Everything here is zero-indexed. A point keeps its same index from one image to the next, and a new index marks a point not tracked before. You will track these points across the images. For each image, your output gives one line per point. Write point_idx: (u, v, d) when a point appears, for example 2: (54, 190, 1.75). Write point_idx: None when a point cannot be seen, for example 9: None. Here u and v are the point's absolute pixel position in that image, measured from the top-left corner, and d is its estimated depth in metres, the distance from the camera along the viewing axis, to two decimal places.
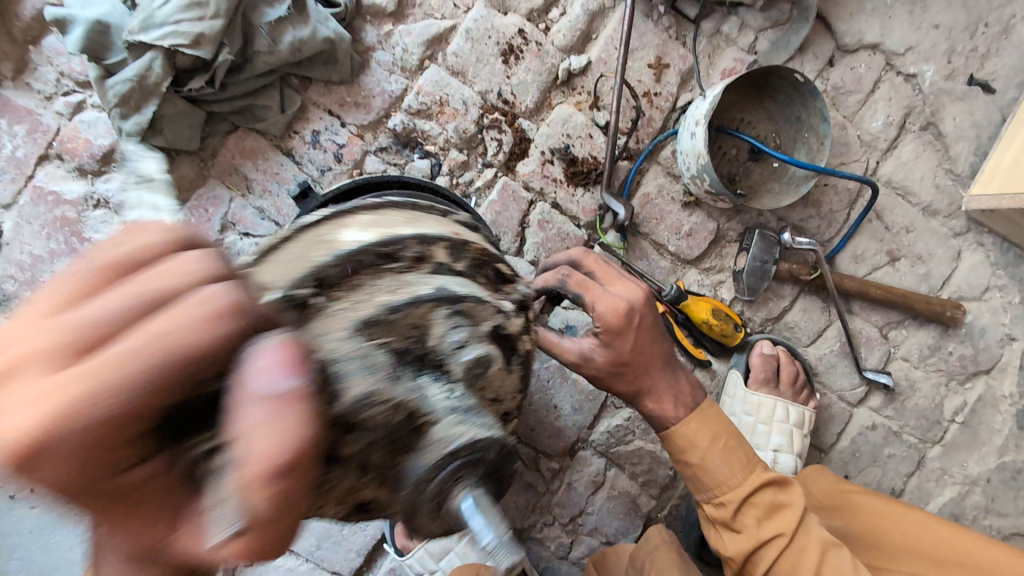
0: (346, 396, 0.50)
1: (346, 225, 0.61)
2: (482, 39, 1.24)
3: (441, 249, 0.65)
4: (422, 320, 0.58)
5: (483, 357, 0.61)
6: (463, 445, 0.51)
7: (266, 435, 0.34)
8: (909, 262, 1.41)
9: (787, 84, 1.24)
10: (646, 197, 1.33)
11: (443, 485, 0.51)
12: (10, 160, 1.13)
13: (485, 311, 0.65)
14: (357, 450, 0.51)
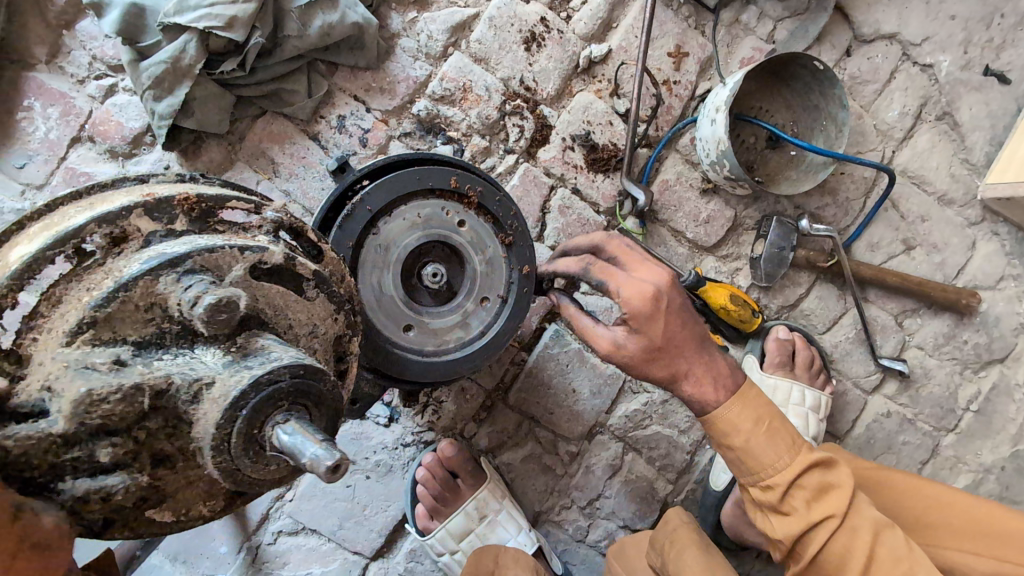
0: (59, 415, 0.49)
1: (20, 244, 0.58)
2: (505, 27, 1.26)
3: (140, 217, 0.58)
4: (151, 298, 0.54)
5: (229, 297, 0.54)
6: (234, 385, 0.51)
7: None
8: (924, 251, 1.42)
9: (805, 71, 1.25)
10: (665, 184, 1.35)
11: (256, 429, 0.52)
12: (44, 143, 1.15)
13: (225, 255, 0.58)
14: (124, 452, 0.51)
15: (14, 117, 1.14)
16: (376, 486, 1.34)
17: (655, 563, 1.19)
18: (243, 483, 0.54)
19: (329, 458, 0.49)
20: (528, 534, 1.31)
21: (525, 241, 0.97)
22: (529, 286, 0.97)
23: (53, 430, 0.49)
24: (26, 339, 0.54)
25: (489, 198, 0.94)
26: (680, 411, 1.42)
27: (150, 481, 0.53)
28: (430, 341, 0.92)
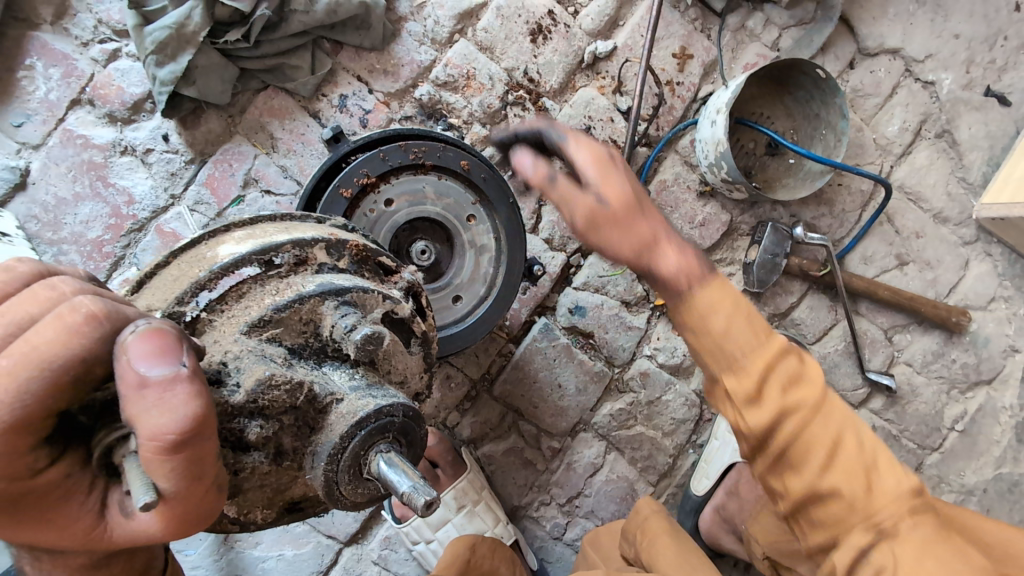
0: (241, 388, 0.54)
1: (222, 241, 0.65)
2: (512, 17, 1.26)
3: (320, 249, 0.66)
4: (313, 314, 0.60)
5: (375, 334, 0.60)
6: (369, 412, 0.55)
7: (152, 414, 0.42)
8: (917, 267, 1.43)
9: (809, 80, 1.25)
10: (663, 184, 1.35)
11: (363, 450, 0.56)
12: (43, 103, 1.15)
13: (374, 298, 0.65)
14: (265, 435, 0.55)
15: (15, 76, 1.14)
16: None
17: (629, 554, 1.18)
18: (332, 498, 0.57)
19: (425, 493, 0.52)
20: (504, 525, 1.30)
21: (437, 149, 0.91)
22: (482, 172, 0.94)
23: (232, 400, 0.53)
24: (205, 315, 0.59)
25: (385, 160, 0.88)
26: (665, 413, 1.41)
27: (269, 469, 0.57)
28: (480, 285, 0.98)
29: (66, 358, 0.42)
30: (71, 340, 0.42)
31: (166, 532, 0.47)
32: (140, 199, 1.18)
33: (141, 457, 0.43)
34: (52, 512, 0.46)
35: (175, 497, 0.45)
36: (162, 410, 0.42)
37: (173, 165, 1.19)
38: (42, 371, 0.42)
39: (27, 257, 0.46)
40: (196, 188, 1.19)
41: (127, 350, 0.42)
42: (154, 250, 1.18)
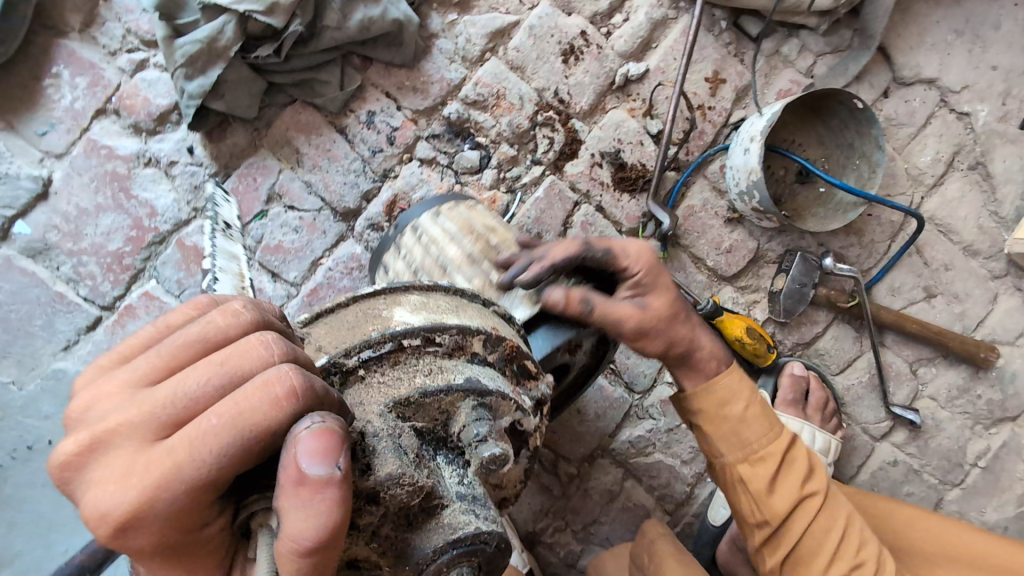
0: (372, 472, 0.53)
1: (399, 302, 0.67)
2: (544, 38, 1.24)
3: (479, 339, 0.65)
4: (450, 406, 0.60)
5: (500, 455, 0.60)
6: (466, 534, 0.54)
7: (299, 518, 0.42)
8: (945, 299, 1.40)
9: (844, 109, 1.24)
10: (690, 210, 1.33)
11: (443, 567, 0.53)
12: (68, 112, 1.13)
13: (508, 405, 0.64)
14: (373, 519, 0.54)
15: (41, 84, 1.13)
16: None
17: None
18: None
19: None
20: (519, 553, 1.25)
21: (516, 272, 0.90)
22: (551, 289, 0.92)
23: (360, 481, 0.52)
24: (364, 369, 0.59)
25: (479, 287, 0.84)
26: (684, 441, 1.39)
27: (360, 551, 0.55)
28: None
29: (263, 429, 0.44)
30: (271, 412, 0.44)
31: None
32: (162, 211, 1.16)
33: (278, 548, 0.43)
34: (187, 559, 0.46)
35: None
36: (308, 514, 0.42)
37: (197, 178, 1.17)
38: (242, 435, 0.44)
39: (246, 310, 0.52)
40: None
41: (301, 442, 0.43)
42: (174, 264, 1.17)
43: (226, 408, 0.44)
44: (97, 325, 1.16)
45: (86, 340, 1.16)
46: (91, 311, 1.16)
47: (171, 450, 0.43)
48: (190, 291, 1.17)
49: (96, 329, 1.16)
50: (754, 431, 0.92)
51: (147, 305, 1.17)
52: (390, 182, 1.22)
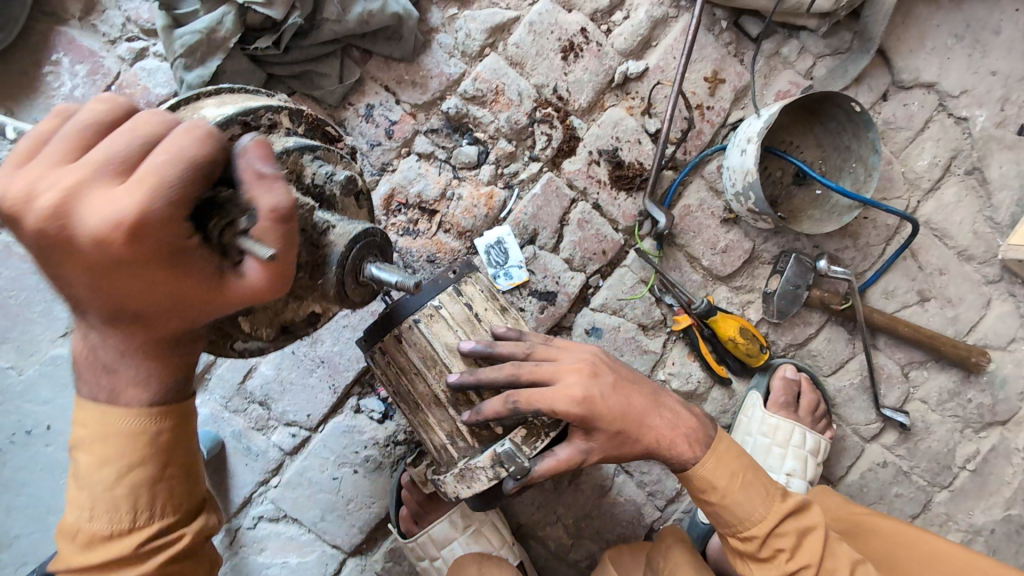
0: None
1: (200, 108, 0.74)
2: (544, 34, 1.24)
3: (286, 115, 0.77)
4: (296, 166, 0.75)
5: (349, 176, 0.79)
6: (359, 232, 0.76)
7: (266, 195, 0.55)
8: (938, 303, 1.41)
9: (841, 112, 1.24)
10: (686, 209, 1.33)
11: (360, 262, 0.78)
12: (67, 99, 1.13)
13: (334, 156, 0.82)
14: None
15: (40, 71, 1.13)
16: (362, 481, 1.29)
17: None
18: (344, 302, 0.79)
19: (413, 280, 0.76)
20: (510, 547, 1.24)
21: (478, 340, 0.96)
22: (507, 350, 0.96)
23: None
24: None
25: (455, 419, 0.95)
26: None
27: None
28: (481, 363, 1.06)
29: (203, 158, 0.55)
30: (201, 145, 0.55)
31: (263, 293, 0.60)
32: None
33: (258, 226, 0.56)
34: (166, 272, 0.58)
35: (276, 263, 0.58)
36: (275, 191, 0.56)
37: None
38: (176, 163, 0.54)
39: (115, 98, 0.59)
40: None
41: (242, 151, 0.57)
42: None
43: (171, 149, 0.54)
44: None
45: None
46: None
47: (139, 179, 0.53)
48: None
49: None
50: (756, 502, 0.95)
51: None
52: (388, 175, 1.22)
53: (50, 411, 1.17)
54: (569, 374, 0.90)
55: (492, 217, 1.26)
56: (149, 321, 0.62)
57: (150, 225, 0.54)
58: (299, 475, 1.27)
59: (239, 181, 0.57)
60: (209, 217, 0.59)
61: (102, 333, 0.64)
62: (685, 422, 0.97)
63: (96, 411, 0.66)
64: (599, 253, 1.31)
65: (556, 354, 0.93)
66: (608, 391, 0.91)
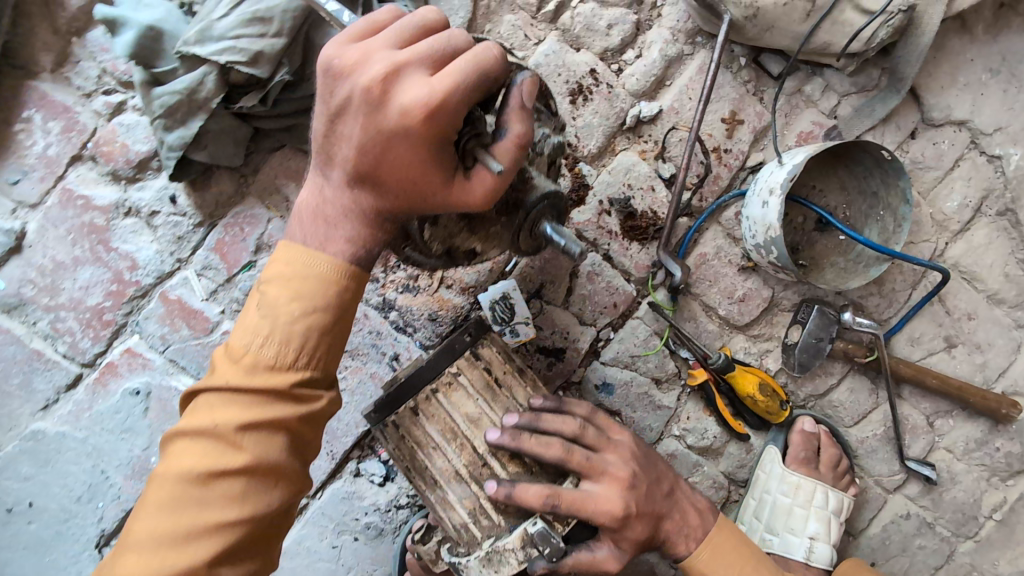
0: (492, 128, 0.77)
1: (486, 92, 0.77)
2: (551, 76, 1.16)
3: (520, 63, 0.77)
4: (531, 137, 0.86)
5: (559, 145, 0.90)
6: (551, 192, 0.87)
7: (520, 125, 0.72)
8: (966, 350, 1.34)
9: (869, 157, 1.16)
10: (702, 257, 1.26)
11: (538, 219, 0.90)
12: (42, 158, 1.07)
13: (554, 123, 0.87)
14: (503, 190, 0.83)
15: (12, 129, 1.06)
16: (364, 549, 1.23)
17: None
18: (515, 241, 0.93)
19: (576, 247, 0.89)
20: None
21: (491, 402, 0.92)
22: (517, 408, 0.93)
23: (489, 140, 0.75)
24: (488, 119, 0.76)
25: (478, 495, 0.88)
26: None
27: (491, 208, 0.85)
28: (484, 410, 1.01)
29: (489, 74, 0.67)
30: (492, 60, 0.68)
31: (482, 198, 0.72)
32: (144, 264, 1.10)
33: (501, 150, 0.72)
34: (423, 164, 0.69)
35: (502, 178, 0.72)
36: (519, 122, 0.72)
37: (180, 229, 1.11)
38: (461, 68, 0.66)
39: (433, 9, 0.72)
40: (205, 253, 1.11)
41: (516, 84, 0.72)
42: (158, 318, 1.11)
43: (470, 55, 0.67)
44: (77, 382, 1.11)
45: (66, 399, 1.11)
46: (71, 369, 1.10)
47: (426, 45, 0.68)
48: (175, 347, 1.11)
49: (76, 387, 1.11)
50: None
51: (130, 363, 1.11)
52: None
53: (32, 487, 1.11)
54: (618, 474, 0.88)
55: (496, 269, 1.20)
56: (382, 185, 0.71)
57: (445, 108, 0.66)
58: (297, 544, 1.21)
59: (504, 105, 0.73)
60: (464, 126, 0.73)
61: (333, 187, 0.74)
62: (699, 519, 0.98)
63: (302, 250, 0.74)
64: (609, 306, 1.24)
65: (606, 445, 0.91)
66: (643, 498, 0.89)
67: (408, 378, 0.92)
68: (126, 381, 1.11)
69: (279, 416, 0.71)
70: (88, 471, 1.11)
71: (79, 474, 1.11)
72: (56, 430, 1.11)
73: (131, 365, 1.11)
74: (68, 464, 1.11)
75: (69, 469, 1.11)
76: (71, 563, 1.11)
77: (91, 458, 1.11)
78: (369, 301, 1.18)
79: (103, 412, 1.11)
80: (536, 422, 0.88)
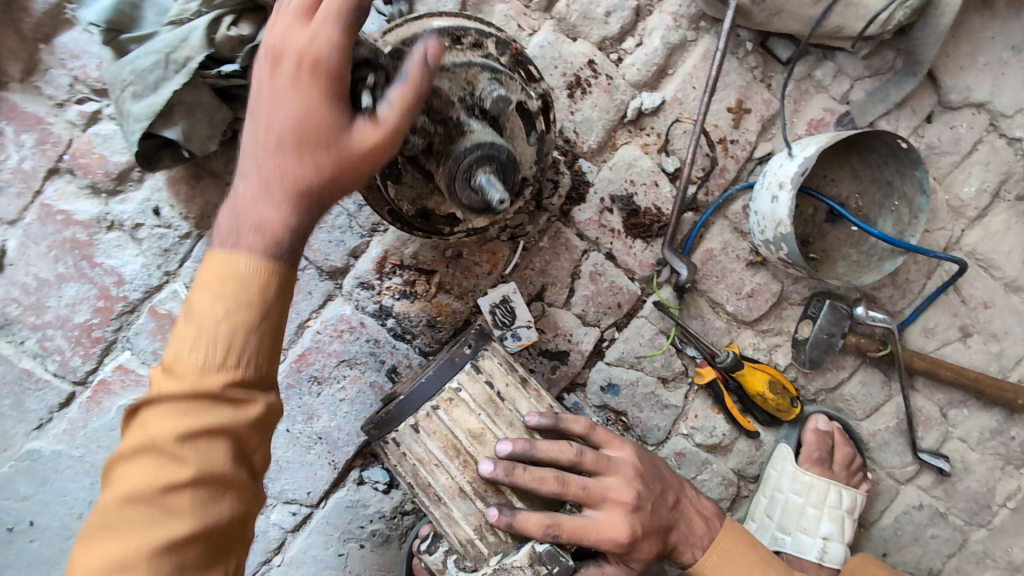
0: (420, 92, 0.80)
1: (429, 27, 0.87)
2: (548, 69, 1.10)
3: (492, 42, 0.92)
4: (472, 82, 0.86)
5: (502, 98, 0.89)
6: (483, 143, 0.83)
7: (405, 86, 0.63)
8: (981, 339, 1.30)
9: (884, 145, 1.11)
10: (709, 253, 1.21)
11: (472, 167, 0.83)
12: (17, 173, 1.02)
13: (513, 85, 0.91)
14: (425, 129, 0.82)
15: None
16: (370, 556, 1.21)
17: None
18: (451, 195, 0.86)
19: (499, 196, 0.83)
20: None
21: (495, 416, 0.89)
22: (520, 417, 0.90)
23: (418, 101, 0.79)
24: None
25: (484, 511, 0.86)
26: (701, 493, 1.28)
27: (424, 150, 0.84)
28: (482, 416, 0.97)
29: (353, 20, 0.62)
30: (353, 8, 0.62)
31: (372, 149, 0.65)
32: (131, 278, 1.06)
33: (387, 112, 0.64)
34: (306, 131, 0.64)
35: (391, 132, 0.65)
36: (412, 82, 0.63)
37: (166, 241, 1.06)
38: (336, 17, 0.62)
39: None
40: (193, 265, 1.07)
41: (421, 44, 0.62)
42: (149, 333, 1.08)
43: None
44: (70, 401, 1.09)
45: (60, 418, 1.08)
46: (62, 388, 1.08)
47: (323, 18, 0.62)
48: None
49: (69, 405, 1.08)
50: None
51: (122, 379, 1.09)
52: (379, 236, 1.13)
53: (31, 506, 1.09)
54: (620, 498, 0.86)
55: (496, 274, 1.16)
56: (290, 147, 0.64)
57: (326, 62, 0.63)
58: (303, 553, 1.20)
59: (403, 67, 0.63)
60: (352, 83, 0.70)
61: (244, 191, 0.65)
62: (704, 530, 0.96)
63: (221, 256, 0.63)
64: (613, 306, 1.20)
65: (607, 467, 0.88)
66: (647, 516, 0.88)
67: (405, 397, 0.89)
68: (119, 398, 1.08)
69: (233, 420, 0.61)
70: (87, 489, 1.10)
71: (77, 492, 1.09)
72: (52, 449, 1.08)
73: (124, 382, 1.09)
74: (66, 483, 1.09)
75: (68, 488, 1.09)
76: None
77: (90, 476, 1.09)
78: (366, 309, 1.14)
79: (98, 430, 1.09)
80: (532, 451, 0.85)
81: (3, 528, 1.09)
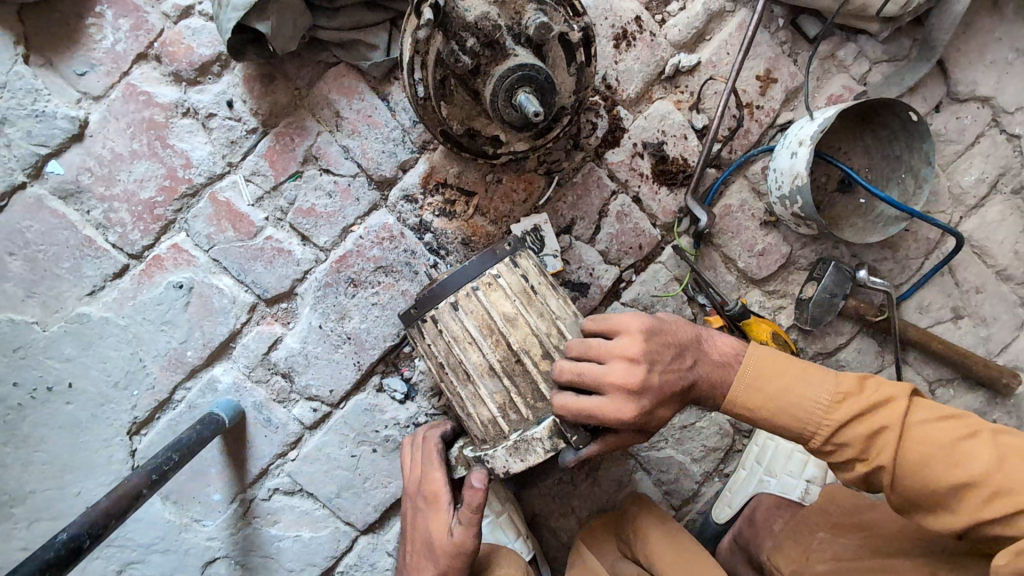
0: (471, 13, 0.91)
1: None
2: (599, 19, 1.21)
3: None
4: (520, 11, 0.94)
5: (546, 24, 0.91)
6: (525, 64, 0.93)
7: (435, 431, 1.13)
8: (971, 322, 1.38)
9: (896, 120, 1.22)
10: (727, 209, 1.31)
11: (514, 86, 0.94)
12: (109, 54, 1.11)
13: (558, 17, 0.98)
14: (474, 50, 0.93)
15: (83, 22, 1.11)
16: (381, 461, 1.28)
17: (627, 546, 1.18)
18: (494, 107, 0.96)
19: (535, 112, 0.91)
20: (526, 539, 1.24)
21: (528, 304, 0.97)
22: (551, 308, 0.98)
23: (467, 18, 0.91)
24: None
25: (508, 390, 0.94)
26: (696, 439, 1.37)
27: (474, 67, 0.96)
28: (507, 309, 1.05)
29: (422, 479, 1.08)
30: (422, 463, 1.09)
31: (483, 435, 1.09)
32: (198, 163, 1.16)
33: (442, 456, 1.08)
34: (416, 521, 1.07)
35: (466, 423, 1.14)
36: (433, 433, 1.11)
37: (234, 133, 1.16)
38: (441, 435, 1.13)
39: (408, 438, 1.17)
40: (255, 159, 1.17)
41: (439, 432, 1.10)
42: (206, 218, 1.17)
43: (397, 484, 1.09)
44: (124, 272, 1.17)
45: (112, 287, 1.17)
46: (119, 259, 1.16)
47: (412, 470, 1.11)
48: (220, 246, 1.18)
49: (123, 276, 1.17)
50: (813, 396, 0.88)
51: (175, 257, 1.18)
52: (428, 154, 1.21)
53: (71, 368, 1.17)
54: (620, 383, 0.85)
55: (530, 203, 1.25)
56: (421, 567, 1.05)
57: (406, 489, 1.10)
58: (318, 451, 1.26)
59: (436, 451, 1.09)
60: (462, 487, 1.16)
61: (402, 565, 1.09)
62: (729, 375, 0.93)
63: None
64: (634, 247, 1.28)
65: (614, 351, 0.87)
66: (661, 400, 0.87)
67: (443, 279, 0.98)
68: (170, 275, 1.17)
69: None
70: (127, 358, 1.18)
71: (118, 360, 1.18)
72: (101, 315, 1.16)
73: (176, 260, 1.18)
74: (108, 350, 1.17)
75: (108, 354, 1.18)
76: (103, 446, 1.19)
77: (131, 346, 1.18)
78: (407, 221, 1.22)
79: (146, 303, 1.17)
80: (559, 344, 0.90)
81: (42, 387, 1.17)
